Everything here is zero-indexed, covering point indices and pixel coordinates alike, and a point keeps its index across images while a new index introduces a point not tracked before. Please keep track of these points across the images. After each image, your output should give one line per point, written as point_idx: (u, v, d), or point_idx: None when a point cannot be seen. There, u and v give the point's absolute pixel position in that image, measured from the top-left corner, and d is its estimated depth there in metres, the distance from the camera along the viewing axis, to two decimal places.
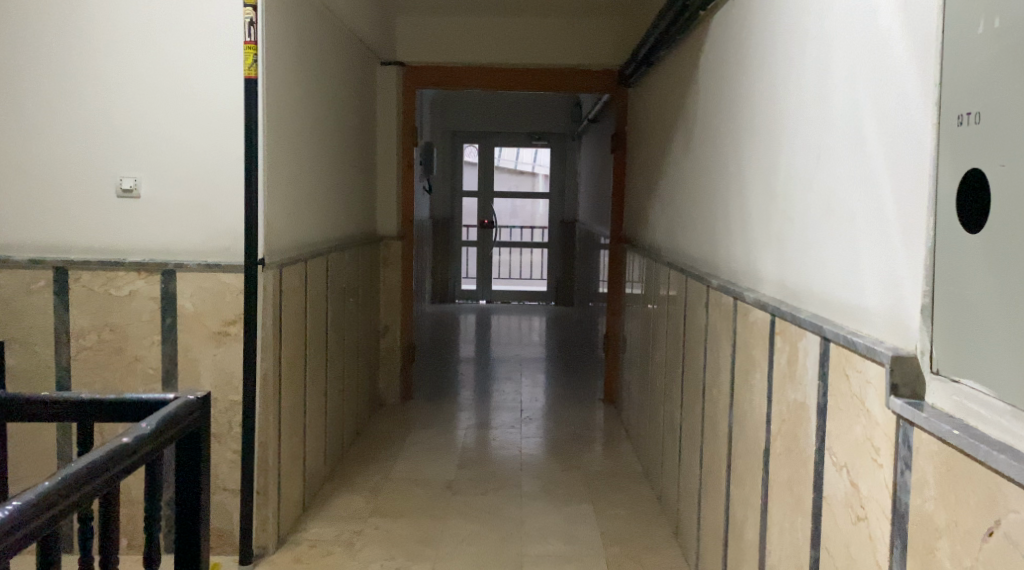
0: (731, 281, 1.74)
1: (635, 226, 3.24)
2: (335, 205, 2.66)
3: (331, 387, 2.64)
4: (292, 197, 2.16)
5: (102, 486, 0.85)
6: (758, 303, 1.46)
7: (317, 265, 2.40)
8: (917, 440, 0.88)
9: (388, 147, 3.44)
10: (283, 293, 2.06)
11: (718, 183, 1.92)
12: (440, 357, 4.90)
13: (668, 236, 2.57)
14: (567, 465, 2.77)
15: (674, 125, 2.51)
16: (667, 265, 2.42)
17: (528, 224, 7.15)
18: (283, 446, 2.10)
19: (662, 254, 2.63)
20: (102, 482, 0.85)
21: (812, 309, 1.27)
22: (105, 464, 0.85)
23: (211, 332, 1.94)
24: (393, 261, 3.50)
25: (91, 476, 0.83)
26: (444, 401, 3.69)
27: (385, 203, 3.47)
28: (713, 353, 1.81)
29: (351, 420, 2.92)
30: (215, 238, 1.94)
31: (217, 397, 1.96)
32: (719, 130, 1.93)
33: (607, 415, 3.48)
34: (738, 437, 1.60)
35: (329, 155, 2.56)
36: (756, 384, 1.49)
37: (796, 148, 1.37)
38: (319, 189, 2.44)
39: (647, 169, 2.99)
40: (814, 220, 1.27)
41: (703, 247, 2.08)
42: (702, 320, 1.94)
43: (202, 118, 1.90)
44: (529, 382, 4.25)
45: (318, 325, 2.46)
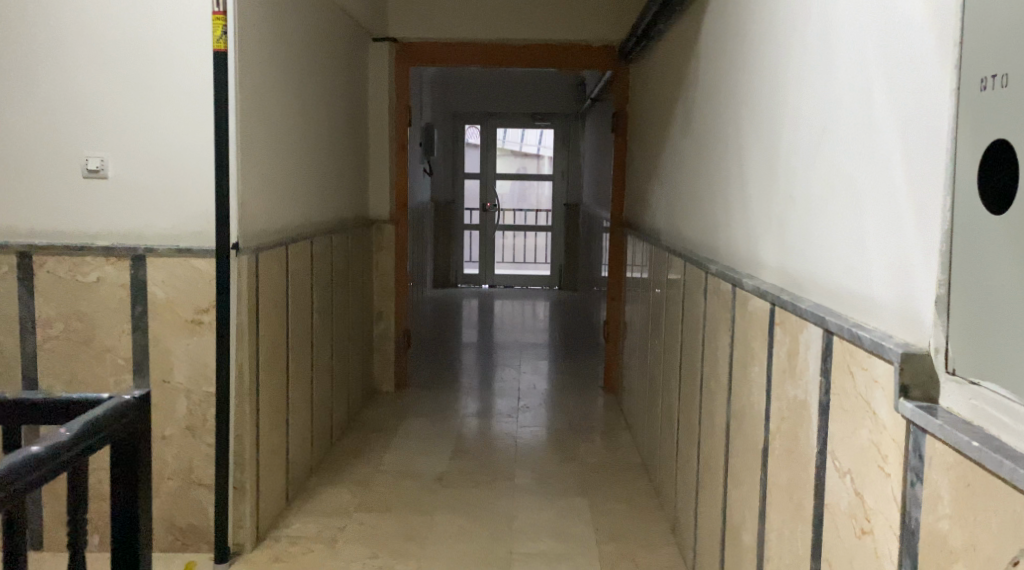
0: (730, 267, 1.64)
1: (635, 209, 3.13)
2: (321, 188, 2.57)
3: (318, 376, 2.55)
4: (270, 180, 2.06)
5: (24, 490, 0.76)
6: (757, 291, 1.36)
7: (301, 249, 2.31)
8: (930, 449, 0.77)
9: (380, 127, 3.33)
10: (260, 279, 1.97)
11: (717, 164, 1.81)
12: (440, 343, 4.81)
13: (668, 220, 2.46)
14: (563, 456, 2.67)
15: (673, 103, 2.40)
16: (666, 250, 2.32)
17: (533, 208, 7.04)
18: (262, 440, 2.01)
19: (662, 238, 2.52)
20: (25, 484, 0.76)
21: (814, 299, 1.16)
22: (26, 464, 0.76)
23: (184, 321, 1.86)
24: (386, 245, 3.40)
25: (12, 477, 0.74)
26: (441, 388, 3.61)
27: (377, 185, 3.37)
28: (711, 343, 1.71)
29: (342, 410, 2.84)
30: (187, 222, 1.84)
31: (191, 389, 1.88)
32: (718, 108, 1.82)
33: (606, 403, 3.39)
34: (736, 434, 1.50)
35: (314, 136, 2.45)
36: (754, 378, 1.38)
37: (798, 124, 1.26)
38: (302, 171, 2.34)
39: (647, 148, 2.87)
40: (817, 202, 1.17)
41: (702, 232, 1.97)
42: (700, 308, 1.84)
43: (170, 94, 1.80)
44: (530, 369, 4.16)
45: (303, 312, 2.37)
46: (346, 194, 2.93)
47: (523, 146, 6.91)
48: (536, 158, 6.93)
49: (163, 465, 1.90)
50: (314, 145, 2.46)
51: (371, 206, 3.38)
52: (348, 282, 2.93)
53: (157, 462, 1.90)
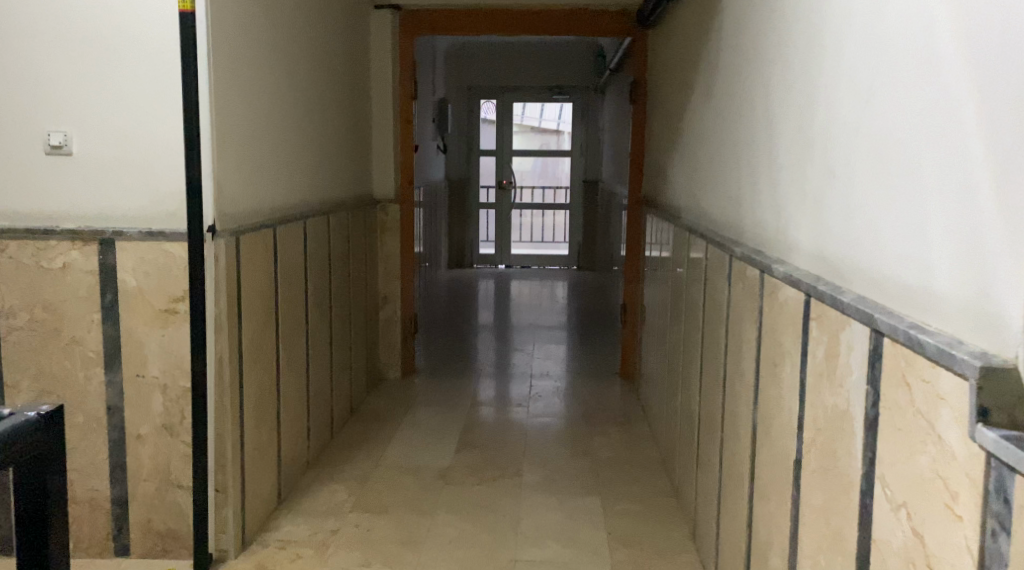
0: (756, 249, 1.45)
1: (654, 185, 2.94)
2: (315, 165, 2.40)
3: (315, 365, 2.40)
4: (252, 156, 1.90)
5: None
6: (789, 278, 1.18)
7: (291, 231, 2.15)
8: (1020, 494, 0.60)
9: (384, 101, 3.16)
10: (242, 264, 1.81)
11: (743, 132, 1.62)
12: (454, 326, 4.65)
13: (689, 198, 2.27)
14: (577, 450, 2.51)
15: (694, 69, 2.20)
16: (687, 229, 2.13)
17: (553, 185, 6.80)
18: (248, 437, 1.87)
19: (682, 217, 2.34)
20: None
21: (857, 290, 0.98)
22: None
23: (158, 311, 1.71)
24: (392, 226, 3.24)
25: None
26: (452, 374, 3.46)
27: (381, 162, 3.21)
28: (735, 335, 1.53)
29: (342, 400, 2.69)
30: (158, 203, 1.69)
31: (167, 384, 1.74)
32: (743, 70, 1.63)
33: (624, 391, 3.22)
34: (762, 440, 1.32)
35: (306, 109, 2.29)
36: (785, 379, 1.20)
37: (837, 84, 1.07)
38: (292, 144, 2.18)
39: (667, 120, 2.67)
40: (863, 174, 0.98)
41: (727, 211, 1.78)
42: (723, 295, 1.65)
43: (138, 62, 1.65)
44: (546, 353, 4.01)
45: (296, 298, 2.22)
46: (345, 173, 2.76)
47: (543, 122, 6.70)
48: (554, 134, 6.73)
49: (139, 466, 1.76)
50: (306, 120, 2.29)
51: (374, 184, 3.22)
52: (349, 265, 2.78)
53: (132, 463, 1.76)
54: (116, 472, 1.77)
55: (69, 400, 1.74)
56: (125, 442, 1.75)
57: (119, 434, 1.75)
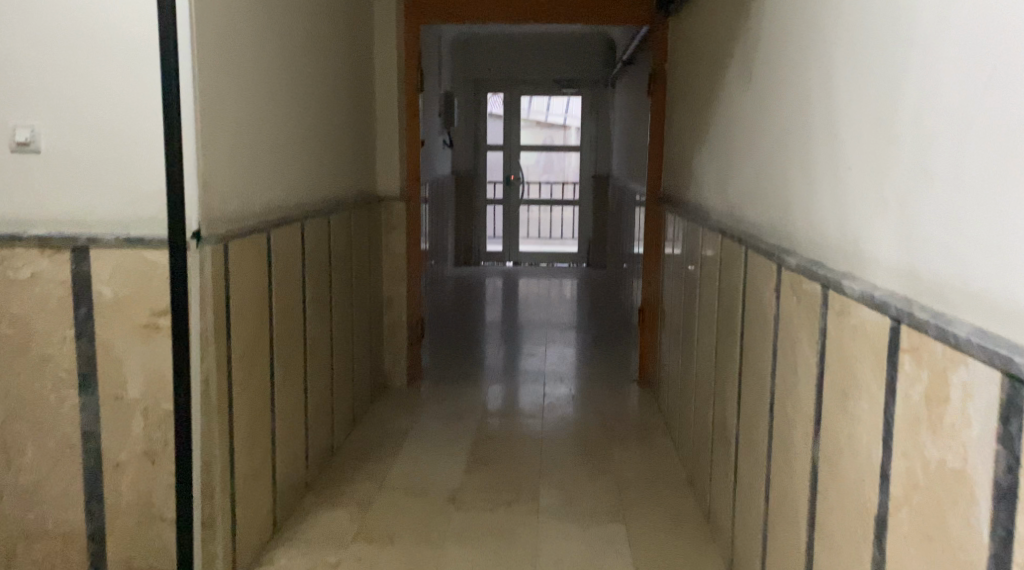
0: (812, 258, 1.28)
1: (677, 181, 2.75)
2: (313, 161, 2.22)
3: (314, 377, 2.23)
4: (242, 152, 1.71)
5: None
6: (867, 298, 1.00)
7: (287, 233, 1.97)
8: None
9: (388, 93, 2.98)
10: (231, 273, 1.64)
11: (791, 125, 1.43)
12: (461, 327, 4.48)
13: (718, 194, 2.09)
14: (597, 467, 2.33)
15: (727, 54, 2.01)
16: (717, 230, 1.95)
17: (559, 180, 6.66)
18: (239, 463, 1.70)
19: (711, 215, 2.15)
20: None
21: (972, 320, 0.81)
22: None
23: (138, 325, 1.54)
24: (397, 225, 3.06)
25: None
26: (460, 379, 3.28)
27: (384, 157, 3.02)
28: (786, 355, 1.35)
29: (344, 411, 2.52)
30: (136, 205, 1.51)
31: (148, 407, 1.56)
32: (792, 54, 1.44)
33: (643, 399, 3.04)
34: (826, 482, 1.15)
35: (303, 101, 2.11)
36: (861, 416, 1.02)
37: (941, 67, 0.89)
38: (286, 137, 1.99)
39: (692, 111, 2.48)
40: (981, 179, 0.80)
41: (767, 212, 1.60)
42: (768, 307, 1.47)
43: (114, 48, 1.47)
44: (558, 356, 3.83)
45: (293, 307, 2.04)
46: (345, 169, 2.58)
47: (550, 116, 6.50)
48: (562, 128, 6.53)
49: (119, 497, 1.59)
50: (303, 112, 2.11)
51: (378, 180, 3.03)
52: (351, 268, 2.60)
53: (111, 493, 1.59)
54: (93, 503, 1.59)
55: (40, 424, 1.56)
56: (103, 470, 1.58)
57: (95, 462, 1.58)
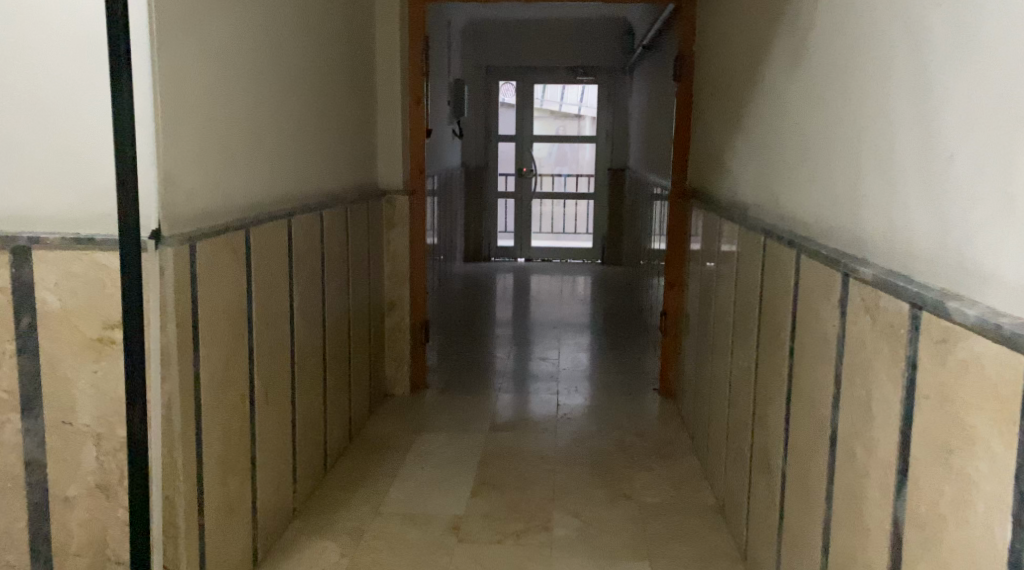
0: (889, 270, 1.05)
1: (705, 175, 2.52)
2: (303, 151, 2.01)
3: (303, 392, 2.01)
4: (215, 138, 1.50)
5: None
6: (987, 327, 0.78)
7: (272, 232, 1.76)
8: None
9: (391, 78, 2.76)
10: (200, 280, 1.42)
11: (857, 110, 1.21)
12: (470, 328, 4.27)
13: (756, 190, 1.86)
14: (616, 492, 2.10)
15: (769, 32, 1.77)
16: (755, 231, 1.72)
17: (574, 173, 6.42)
18: (208, 496, 1.48)
19: (746, 214, 1.93)
20: None
21: None
22: None
23: (89, 340, 1.32)
24: (399, 221, 2.83)
25: None
26: (468, 387, 3.07)
27: (387, 148, 2.80)
28: (853, 387, 1.12)
29: (338, 426, 2.30)
30: (87, 199, 1.30)
31: (101, 434, 1.35)
32: (861, 25, 1.21)
33: (664, 411, 2.81)
34: (915, 555, 0.91)
35: (291, 84, 1.89)
36: (973, 480, 0.79)
37: None
38: (270, 124, 1.77)
39: (724, 99, 2.26)
40: None
41: (820, 212, 1.38)
42: (827, 327, 1.24)
43: (54, 12, 1.24)
44: (572, 360, 3.62)
45: (278, 314, 1.82)
46: (341, 161, 2.36)
47: (564, 107, 6.27)
48: (577, 119, 6.30)
49: (68, 537, 1.38)
50: (291, 97, 1.90)
51: (380, 173, 2.81)
52: (348, 268, 2.39)
53: (60, 532, 1.38)
54: (38, 544, 1.38)
55: None
56: (50, 507, 1.37)
57: (41, 497, 1.36)
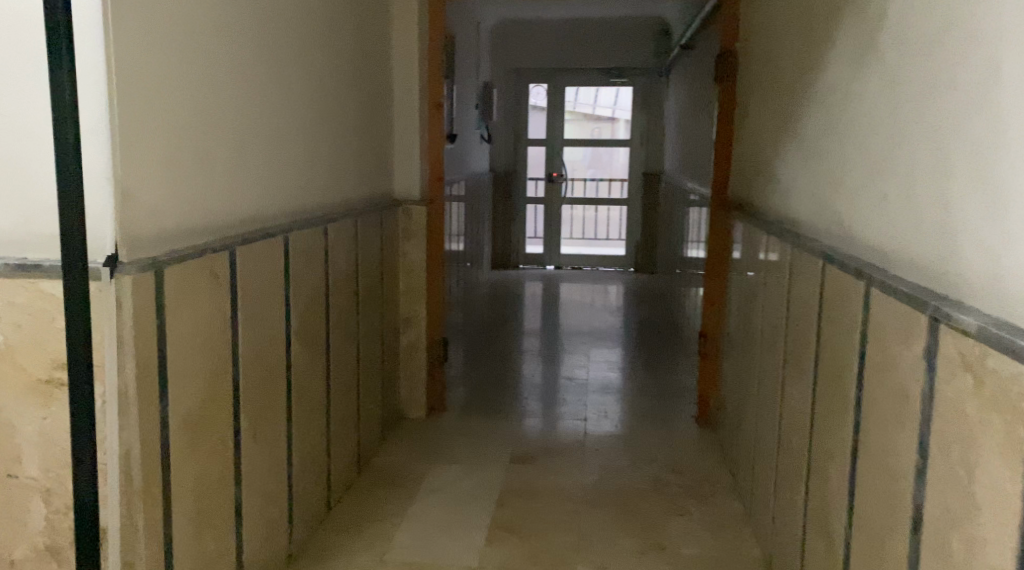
0: (997, 320, 0.84)
1: (750, 186, 2.30)
2: (304, 161, 1.83)
3: (303, 426, 1.83)
4: (186, 147, 1.32)
5: None
6: None
7: (264, 251, 1.58)
8: None
9: (408, 79, 2.56)
10: (169, 311, 1.24)
11: (946, 116, 1.00)
12: (496, 341, 4.07)
13: (811, 205, 1.64)
14: (648, 541, 1.88)
15: (827, 25, 1.55)
16: (810, 254, 1.51)
17: (607, 177, 6.20)
18: (179, 557, 1.30)
19: (799, 231, 1.71)
20: None
21: None
22: None
23: (35, 382, 1.14)
24: (416, 233, 2.63)
25: None
26: (490, 409, 2.87)
27: (403, 155, 2.61)
28: (948, 465, 0.90)
29: (345, 458, 2.11)
30: (33, 219, 1.12)
31: (50, 489, 1.17)
32: (954, 14, 1.00)
33: (702, 441, 2.58)
34: None
35: (289, 87, 1.72)
36: None
37: None
38: (261, 130, 1.59)
39: (772, 101, 2.03)
40: None
41: (891, 237, 1.16)
42: (907, 381, 1.02)
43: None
44: (602, 378, 3.42)
45: (271, 343, 1.63)
46: (351, 171, 2.18)
47: (597, 109, 6.03)
48: (610, 122, 6.07)
49: None
50: (289, 101, 1.72)
51: (396, 181, 2.62)
52: (358, 286, 2.20)
53: None
54: None
55: None
56: None
57: None
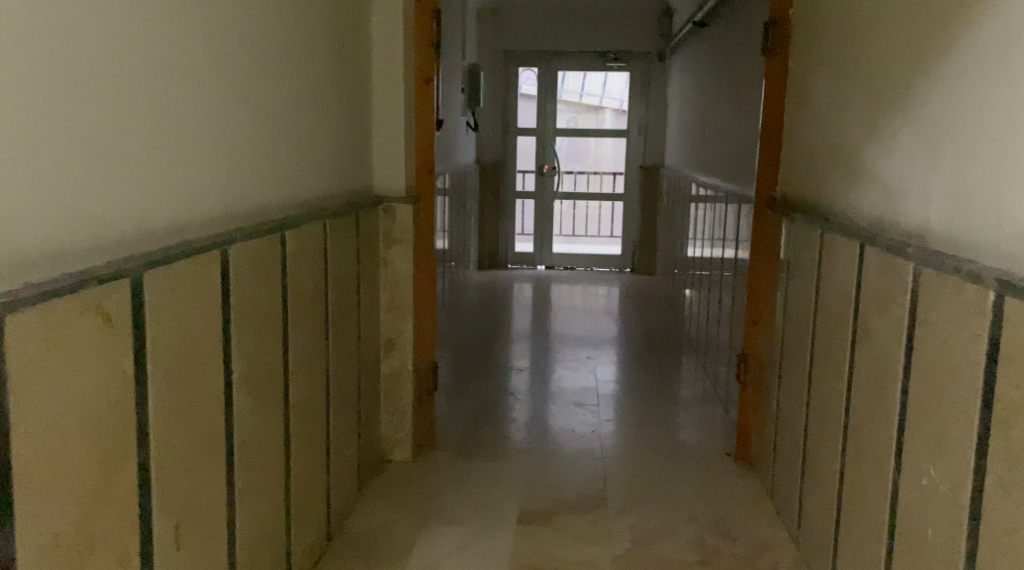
0: None
1: (816, 182, 1.86)
2: (253, 146, 1.36)
3: (253, 505, 1.36)
4: (41, 117, 0.84)
5: None
6: None
7: (195, 277, 1.11)
8: None
9: (391, 49, 2.09)
10: (19, 379, 0.78)
11: None
12: (485, 352, 3.61)
13: (947, 210, 1.21)
14: None
15: None
16: (965, 282, 1.07)
17: (592, 170, 5.73)
18: None
19: (920, 245, 1.27)
20: None
21: None
22: None
23: None
24: (400, 238, 2.16)
25: None
26: (486, 446, 2.41)
27: (385, 143, 2.14)
28: None
29: (310, 530, 1.65)
30: None
31: None
32: None
33: (746, 489, 2.15)
34: None
35: (225, 46, 1.25)
36: None
37: None
38: (175, 100, 1.11)
39: (859, 76, 1.59)
40: None
41: None
42: None
43: None
44: (609, 398, 2.95)
45: (206, 403, 1.17)
46: (320, 162, 1.71)
47: (584, 97, 5.58)
48: (596, 111, 5.61)
49: None
50: (228, 68, 1.26)
51: (376, 176, 2.15)
52: (328, 307, 1.73)
53: None
54: None
55: None
56: None
57: None
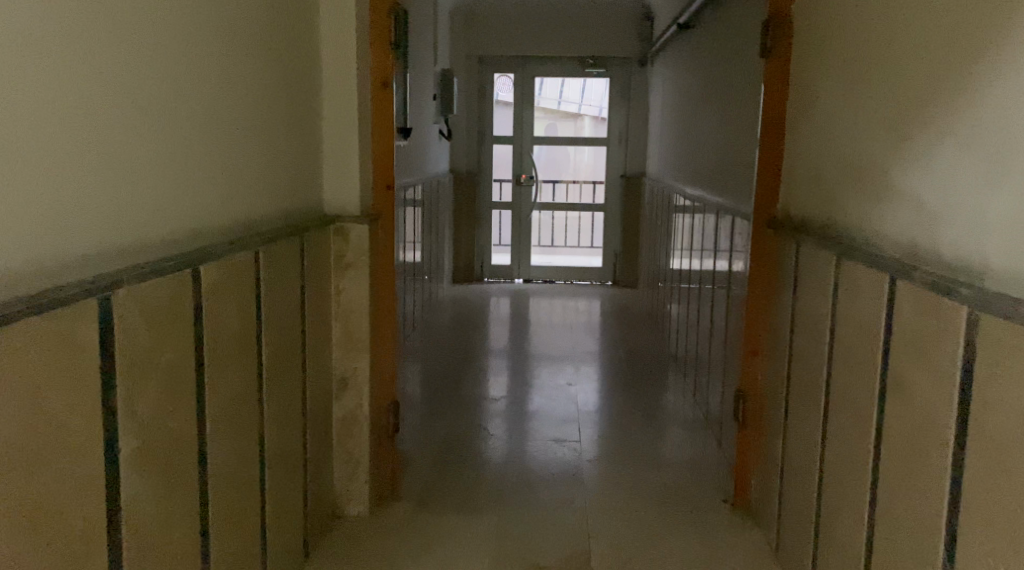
0: None
1: (827, 201, 1.63)
2: (149, 168, 1.10)
3: None
4: None
5: None
6: None
7: (46, 341, 0.85)
8: None
9: (341, 51, 1.83)
10: None
11: None
12: (456, 378, 3.35)
13: (1008, 246, 0.98)
14: None
15: None
16: None
17: (569, 179, 5.47)
18: None
19: (972, 286, 1.04)
20: None
21: None
22: None
23: None
24: (354, 264, 1.90)
25: None
26: (453, 493, 2.15)
27: (336, 156, 1.88)
28: None
29: None
30: None
31: None
32: None
33: (745, 543, 1.91)
34: None
35: (102, 46, 0.99)
36: None
37: None
38: (14, 113, 0.85)
39: (882, 80, 1.36)
40: None
41: None
42: None
43: None
44: (591, 432, 2.70)
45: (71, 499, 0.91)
46: (250, 183, 1.45)
47: (562, 104, 5.35)
48: (575, 119, 5.38)
49: None
50: (106, 74, 1.00)
51: (325, 195, 1.89)
52: (262, 351, 1.47)
53: None
54: None
55: None
56: None
57: None
